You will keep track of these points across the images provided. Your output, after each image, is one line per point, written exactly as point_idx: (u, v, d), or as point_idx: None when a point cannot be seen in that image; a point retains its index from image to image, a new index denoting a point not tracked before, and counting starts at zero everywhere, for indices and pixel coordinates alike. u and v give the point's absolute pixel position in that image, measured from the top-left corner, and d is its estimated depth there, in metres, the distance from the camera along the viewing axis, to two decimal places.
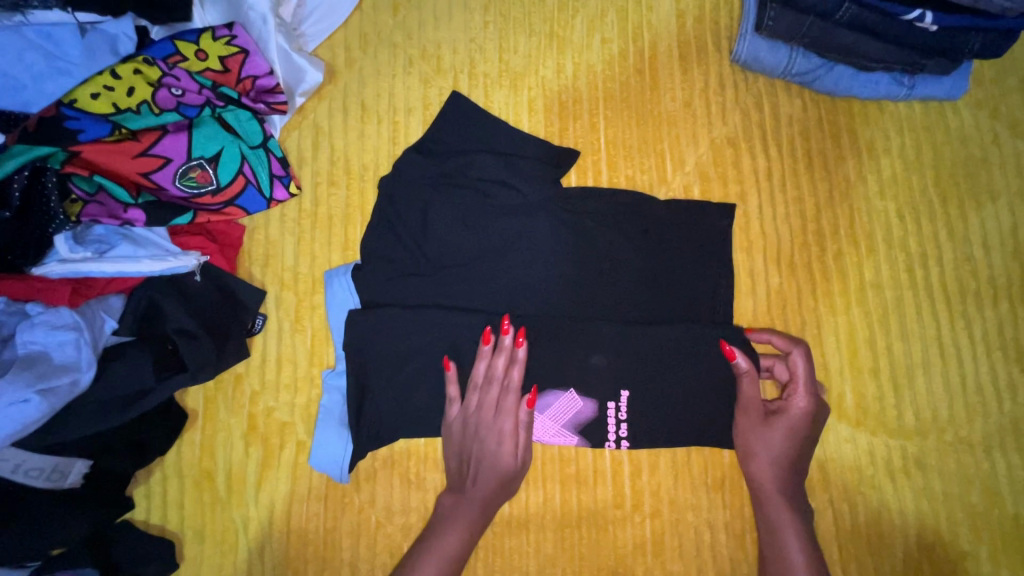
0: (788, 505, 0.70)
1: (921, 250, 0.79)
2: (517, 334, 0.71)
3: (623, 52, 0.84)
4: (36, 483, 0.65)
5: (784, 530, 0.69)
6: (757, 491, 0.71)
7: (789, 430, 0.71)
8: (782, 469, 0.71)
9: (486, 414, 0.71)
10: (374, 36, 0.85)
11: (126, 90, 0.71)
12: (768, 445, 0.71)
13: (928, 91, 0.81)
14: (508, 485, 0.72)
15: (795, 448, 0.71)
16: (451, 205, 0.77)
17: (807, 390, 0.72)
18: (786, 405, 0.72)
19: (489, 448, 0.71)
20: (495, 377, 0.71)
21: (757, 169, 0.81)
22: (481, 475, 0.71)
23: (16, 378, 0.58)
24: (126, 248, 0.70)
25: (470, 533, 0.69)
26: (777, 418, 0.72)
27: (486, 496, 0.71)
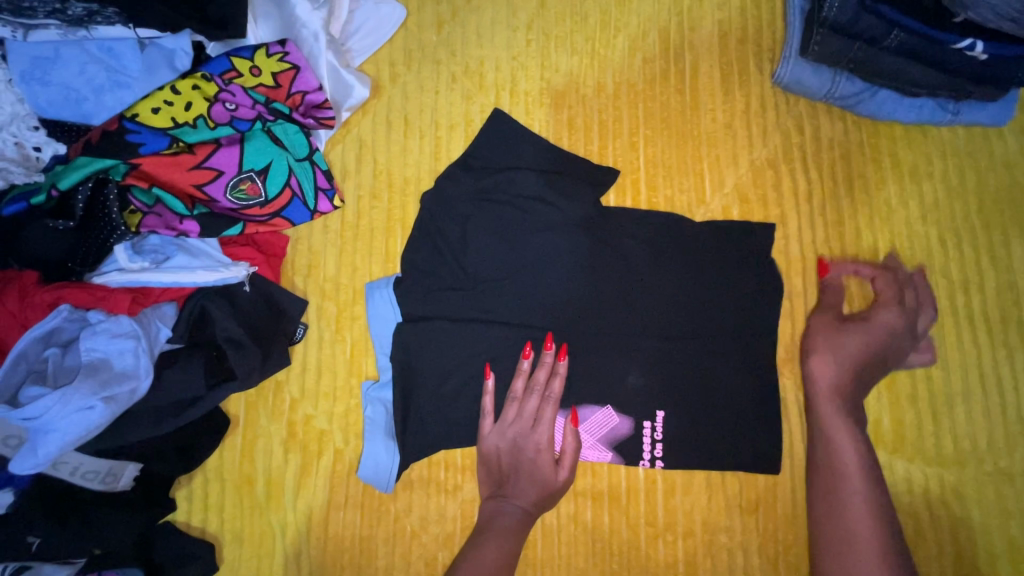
0: (843, 410, 0.71)
1: (962, 277, 0.79)
2: (559, 347, 0.75)
3: (664, 72, 0.85)
4: (92, 486, 0.68)
5: (839, 444, 0.70)
6: (840, 346, 0.73)
7: (869, 335, 0.73)
8: (846, 374, 0.72)
9: (525, 426, 0.73)
10: (418, 52, 0.86)
11: (184, 104, 0.74)
12: (838, 346, 0.73)
13: (973, 117, 0.80)
14: (547, 500, 0.72)
15: (877, 359, 0.73)
16: (496, 222, 0.78)
17: (894, 305, 0.75)
18: (870, 316, 0.75)
19: (525, 458, 0.73)
20: (535, 390, 0.73)
21: (797, 192, 0.81)
22: (519, 487, 0.72)
23: (80, 385, 0.61)
24: (181, 258, 0.71)
25: (510, 544, 0.69)
26: (860, 325, 0.74)
27: (528, 504, 0.71)
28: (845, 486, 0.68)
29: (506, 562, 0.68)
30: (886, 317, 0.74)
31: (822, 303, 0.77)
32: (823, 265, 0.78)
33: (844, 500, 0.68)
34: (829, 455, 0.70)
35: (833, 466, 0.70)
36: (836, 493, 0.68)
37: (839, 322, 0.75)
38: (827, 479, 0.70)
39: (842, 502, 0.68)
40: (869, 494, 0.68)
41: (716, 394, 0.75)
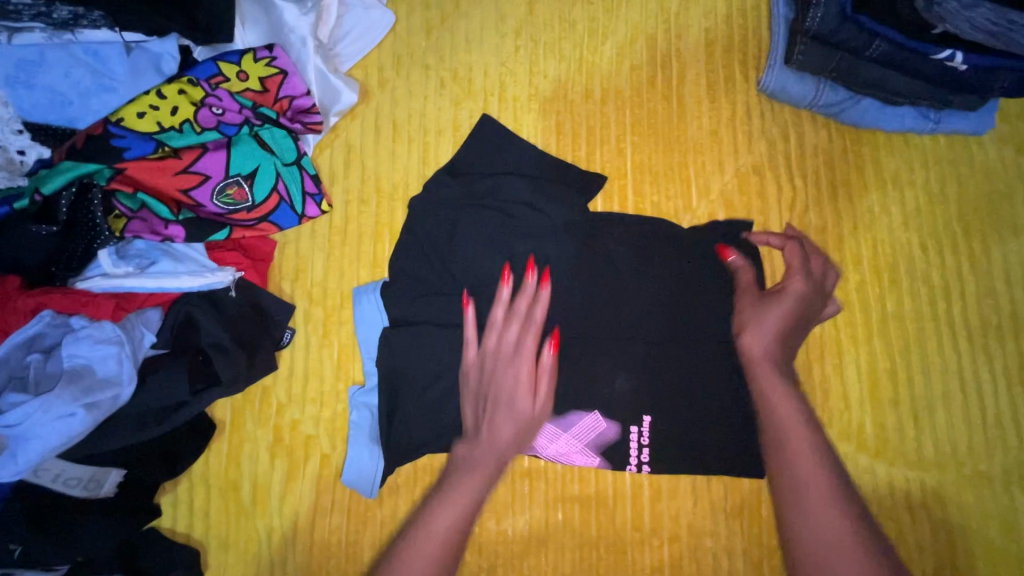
0: (778, 373, 0.71)
1: (942, 282, 0.80)
2: (541, 271, 0.77)
3: (651, 79, 0.85)
4: (71, 492, 0.67)
5: (777, 400, 0.69)
6: (751, 319, 0.74)
7: (793, 303, 0.74)
8: (774, 343, 0.73)
9: (504, 354, 0.74)
10: (407, 57, 0.87)
11: (170, 109, 0.73)
12: (763, 320, 0.74)
13: (953, 126, 0.82)
14: (523, 434, 0.74)
15: (793, 327, 0.74)
16: (483, 226, 0.78)
17: (803, 272, 0.76)
18: (784, 287, 0.75)
19: (505, 386, 0.73)
20: (517, 316, 0.76)
21: (782, 199, 0.82)
22: (497, 421, 0.73)
23: (62, 392, 0.60)
24: (166, 263, 0.71)
25: (479, 487, 0.70)
26: (778, 297, 0.75)
27: (502, 447, 0.72)
28: (788, 442, 0.66)
29: (467, 515, 0.67)
30: (798, 286, 0.75)
31: (740, 284, 0.77)
32: (723, 251, 0.77)
33: (795, 457, 0.64)
34: (767, 414, 0.69)
35: (777, 424, 0.68)
36: (783, 448, 0.66)
37: (761, 296, 0.75)
38: (773, 439, 0.67)
39: (790, 451, 0.65)
40: (811, 445, 0.65)
41: (702, 400, 0.76)
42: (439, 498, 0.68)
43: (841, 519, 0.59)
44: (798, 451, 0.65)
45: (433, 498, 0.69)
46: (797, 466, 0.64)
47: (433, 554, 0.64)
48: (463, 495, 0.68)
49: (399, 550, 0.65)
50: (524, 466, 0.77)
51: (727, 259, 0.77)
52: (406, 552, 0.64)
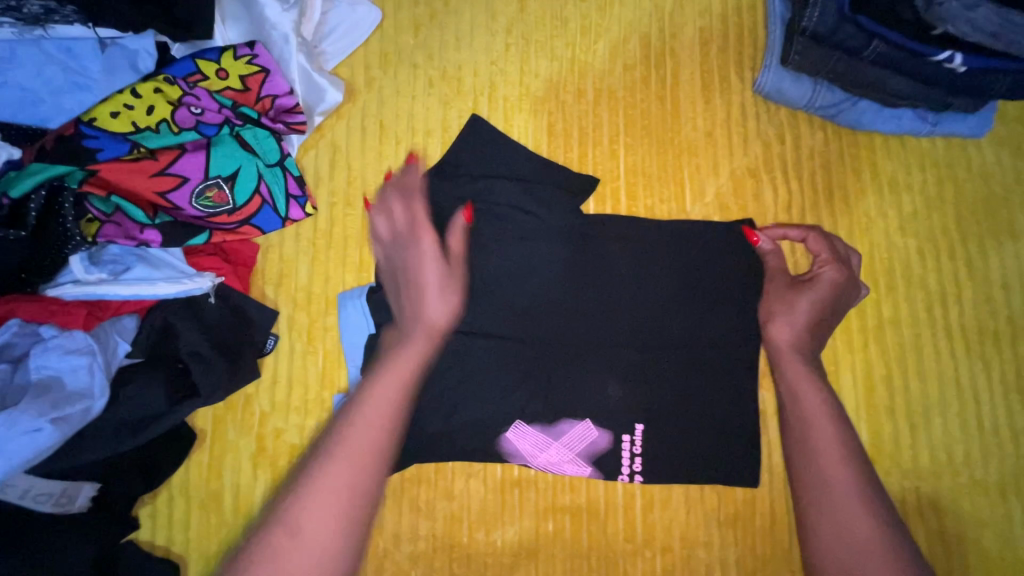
0: (806, 364, 0.64)
1: (940, 288, 0.78)
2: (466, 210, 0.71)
3: (645, 78, 0.83)
4: (43, 508, 0.64)
5: (804, 388, 0.62)
6: (780, 308, 0.69)
7: (823, 293, 0.69)
8: (804, 334, 0.67)
9: (405, 219, 0.66)
10: (395, 55, 0.84)
11: (146, 109, 0.71)
12: (792, 309, 0.68)
13: (952, 129, 0.80)
14: (451, 292, 0.62)
15: (821, 318, 0.69)
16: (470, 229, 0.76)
17: (835, 259, 0.71)
18: (818, 273, 0.70)
19: (416, 258, 0.63)
20: (399, 188, 0.68)
21: (778, 202, 0.80)
22: (425, 288, 0.62)
23: (29, 406, 0.58)
24: (141, 269, 0.68)
25: (420, 350, 0.58)
26: (808, 286, 0.70)
27: (435, 312, 0.61)
28: (812, 438, 0.58)
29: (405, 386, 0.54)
30: (833, 273, 0.70)
31: (769, 269, 0.73)
32: (750, 233, 0.74)
33: (818, 450, 0.57)
34: (791, 404, 0.61)
35: (800, 416, 0.60)
36: (805, 445, 0.58)
37: (790, 284, 0.71)
38: (797, 435, 0.59)
39: (815, 447, 0.57)
40: (836, 440, 0.57)
41: (697, 408, 0.74)
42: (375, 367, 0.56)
43: (871, 524, 0.52)
44: (821, 449, 0.57)
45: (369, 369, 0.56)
46: (823, 468, 0.56)
47: (371, 435, 0.50)
48: (406, 357, 0.56)
49: (339, 427, 0.51)
50: (514, 475, 0.75)
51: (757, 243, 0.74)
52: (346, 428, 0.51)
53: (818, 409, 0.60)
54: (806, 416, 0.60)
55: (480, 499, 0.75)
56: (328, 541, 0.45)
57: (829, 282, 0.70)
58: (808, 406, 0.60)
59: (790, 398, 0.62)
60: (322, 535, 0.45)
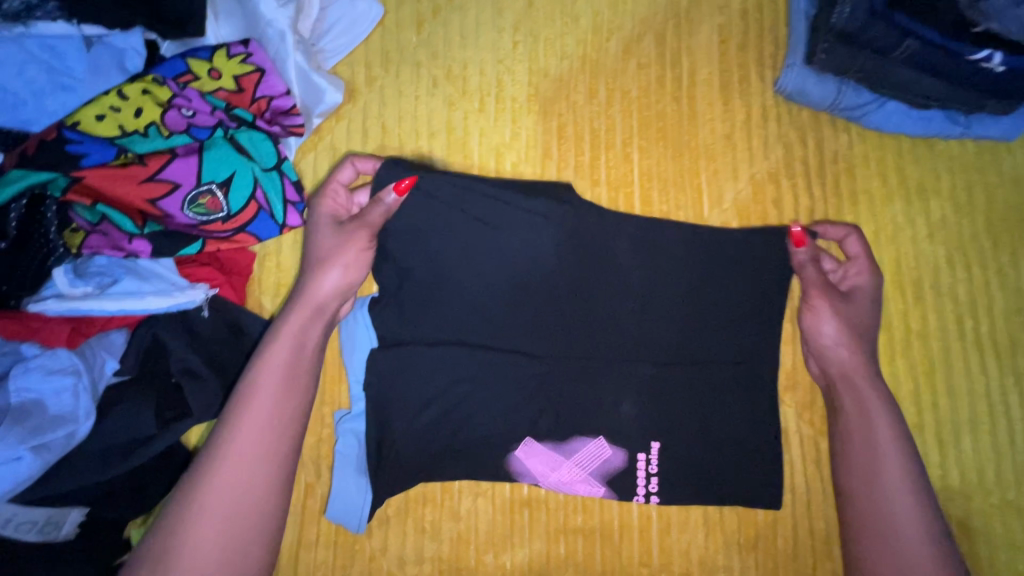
0: (875, 390, 0.67)
1: (970, 299, 0.75)
2: (399, 182, 0.66)
3: (660, 78, 0.79)
4: (27, 538, 0.59)
5: (873, 417, 0.65)
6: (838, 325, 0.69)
7: (864, 304, 0.70)
8: (865, 351, 0.68)
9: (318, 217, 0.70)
10: (397, 54, 0.80)
11: (133, 111, 0.66)
12: (851, 326, 0.69)
13: (985, 131, 0.76)
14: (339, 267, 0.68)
15: (870, 327, 0.70)
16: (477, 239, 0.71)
17: (868, 269, 0.71)
18: (851, 285, 0.71)
19: (325, 245, 0.68)
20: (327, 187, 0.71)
21: (799, 209, 0.76)
22: (320, 267, 0.67)
23: (7, 433, 0.54)
24: (130, 282, 0.64)
25: (299, 334, 0.65)
26: (848, 300, 0.70)
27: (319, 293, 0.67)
28: (880, 468, 0.63)
29: (282, 378, 0.62)
30: (867, 283, 0.71)
31: (810, 277, 0.69)
32: (801, 237, 0.68)
33: (881, 481, 0.63)
34: (859, 431, 0.66)
35: (870, 449, 0.64)
36: (871, 479, 0.63)
37: (836, 296, 0.70)
38: (864, 470, 0.64)
39: (879, 475, 0.63)
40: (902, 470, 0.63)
41: (717, 426, 0.70)
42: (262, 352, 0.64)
43: (935, 559, 0.59)
44: (886, 476, 0.63)
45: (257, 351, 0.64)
46: (883, 495, 0.62)
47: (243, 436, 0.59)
48: (284, 346, 0.64)
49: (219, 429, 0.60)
50: (524, 495, 0.72)
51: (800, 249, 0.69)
52: (238, 426, 0.59)
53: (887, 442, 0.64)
54: (874, 445, 0.64)
55: (489, 520, 0.72)
56: (214, 527, 0.55)
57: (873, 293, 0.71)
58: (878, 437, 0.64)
59: (859, 425, 0.66)
60: (226, 525, 0.56)
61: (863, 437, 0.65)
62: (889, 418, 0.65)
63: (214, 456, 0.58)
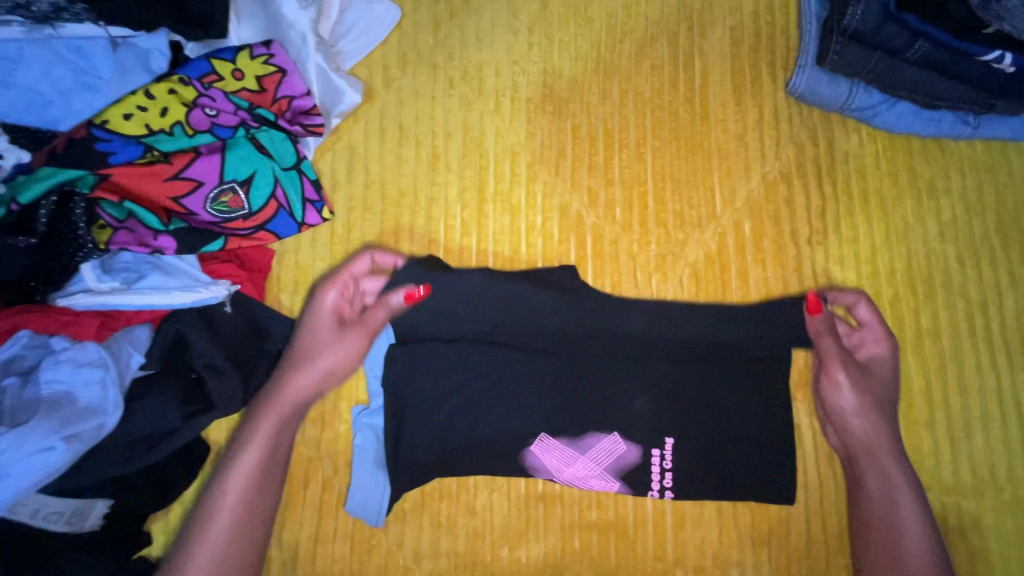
0: (895, 454, 0.69)
1: (981, 298, 0.75)
2: (411, 291, 0.70)
3: (673, 79, 0.81)
4: (55, 527, 0.61)
5: (894, 479, 0.68)
6: (856, 399, 0.70)
7: (878, 374, 0.72)
8: (881, 421, 0.70)
9: (317, 308, 0.71)
10: (414, 55, 0.81)
11: (159, 110, 0.68)
12: (866, 396, 0.70)
13: (993, 131, 0.77)
14: (323, 372, 0.69)
15: (883, 400, 0.71)
16: (485, 275, 0.72)
17: (882, 339, 0.72)
18: (867, 355, 0.72)
19: (318, 341, 0.70)
20: (334, 279, 0.72)
21: (811, 208, 0.77)
22: (303, 368, 0.68)
23: (40, 423, 0.55)
24: (156, 278, 0.65)
25: (272, 436, 0.67)
26: (863, 373, 0.71)
27: (297, 395, 0.68)
28: (901, 526, 0.67)
29: (255, 480, 0.65)
30: (882, 354, 0.72)
31: (821, 350, 0.71)
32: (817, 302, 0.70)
33: (903, 537, 0.66)
34: (881, 492, 0.68)
35: (890, 504, 0.67)
36: (893, 536, 0.67)
37: (851, 367, 0.71)
38: (885, 527, 0.67)
39: (900, 531, 0.66)
40: (920, 530, 0.67)
41: (731, 422, 0.71)
42: (238, 455, 0.65)
43: None
44: (906, 531, 0.66)
45: (233, 451, 0.66)
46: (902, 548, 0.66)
47: (213, 539, 0.62)
48: (256, 450, 0.66)
49: (192, 528, 0.63)
50: (539, 490, 0.73)
51: (815, 317, 0.70)
52: (206, 528, 0.63)
53: (907, 506, 0.67)
54: (896, 508, 0.67)
55: (503, 515, 0.72)
56: None
57: (887, 366, 0.72)
58: (900, 501, 0.67)
59: (881, 489, 0.68)
60: None
61: (885, 499, 0.68)
62: (907, 483, 0.68)
63: (185, 556, 0.62)
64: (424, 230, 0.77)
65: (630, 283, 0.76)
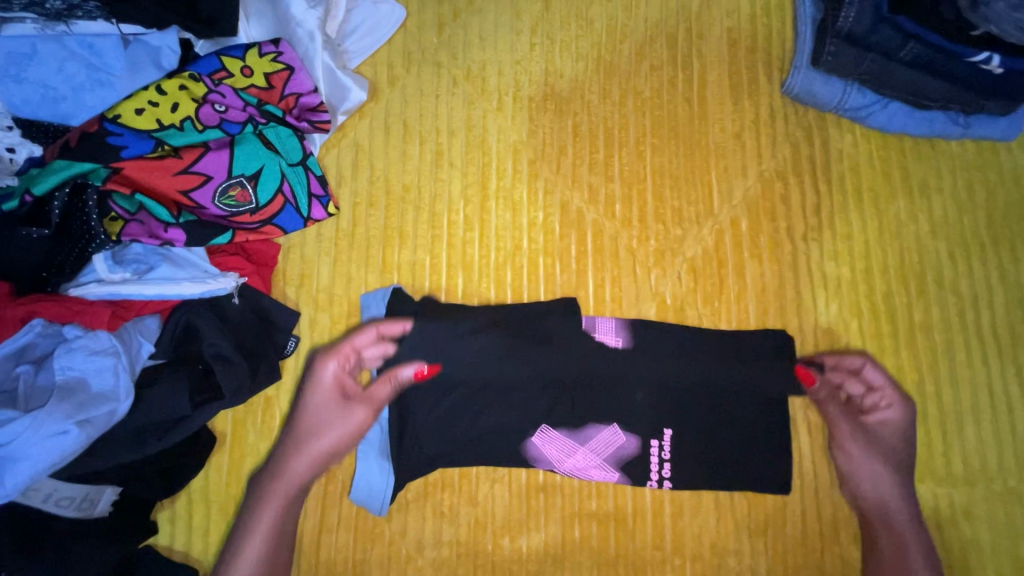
0: (907, 516, 0.71)
1: (972, 293, 0.77)
2: (418, 369, 0.72)
3: (671, 79, 0.82)
4: (66, 513, 0.62)
5: (905, 539, 0.70)
6: (864, 462, 0.72)
7: (890, 439, 0.73)
8: (893, 485, 0.72)
9: (322, 382, 0.73)
10: (418, 54, 0.83)
11: (170, 105, 0.69)
12: (877, 461, 0.72)
13: (983, 130, 0.79)
14: (331, 450, 0.72)
15: (894, 463, 0.72)
16: (495, 309, 0.75)
17: (893, 405, 0.74)
18: (881, 418, 0.73)
19: (322, 419, 0.72)
20: (338, 352, 0.73)
21: (806, 206, 0.79)
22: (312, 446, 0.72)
23: (54, 408, 0.56)
24: (166, 269, 0.66)
25: (283, 513, 0.70)
26: (873, 437, 0.73)
27: (304, 473, 0.72)
28: None
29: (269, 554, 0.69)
30: (895, 419, 0.73)
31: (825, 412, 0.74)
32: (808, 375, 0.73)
33: None
34: (893, 551, 0.70)
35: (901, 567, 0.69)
36: None
37: (858, 432, 0.73)
38: None
39: None
40: None
41: (726, 414, 0.73)
42: (253, 530, 0.69)
43: None
44: None
45: (249, 526, 0.70)
46: None
47: None
48: (268, 529, 0.69)
49: None
50: (539, 481, 0.74)
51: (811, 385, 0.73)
52: None
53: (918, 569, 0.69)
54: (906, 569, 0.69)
55: (505, 505, 0.73)
56: None
57: (899, 431, 0.73)
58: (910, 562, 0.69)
59: (892, 548, 0.70)
60: None
61: (896, 557, 0.69)
62: (917, 545, 0.70)
63: None
64: (428, 225, 0.79)
65: (629, 278, 0.77)
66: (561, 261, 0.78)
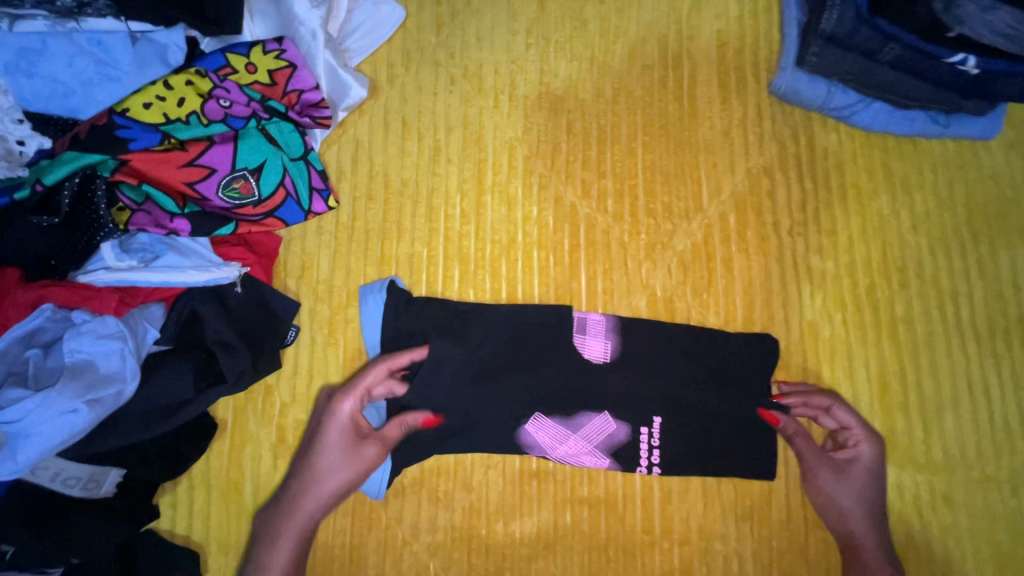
0: (881, 555, 0.71)
1: (952, 287, 0.80)
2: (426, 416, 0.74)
3: (662, 79, 0.85)
4: (71, 492, 0.64)
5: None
6: (835, 499, 0.73)
7: (860, 475, 0.73)
8: (865, 523, 0.72)
9: (333, 425, 0.71)
10: (417, 54, 0.86)
11: (176, 100, 0.72)
12: (848, 499, 0.72)
13: (962, 130, 0.82)
14: (336, 494, 0.70)
15: (867, 500, 0.73)
16: (492, 320, 0.77)
17: (862, 442, 0.74)
18: (852, 456, 0.74)
19: (331, 465, 0.70)
20: (351, 392, 0.72)
21: (792, 201, 0.82)
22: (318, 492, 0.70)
23: (64, 388, 0.58)
24: (172, 257, 0.69)
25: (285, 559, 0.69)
26: (842, 474, 0.73)
27: (310, 518, 0.70)
28: None
29: None
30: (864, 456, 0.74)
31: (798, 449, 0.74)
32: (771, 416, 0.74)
33: None
34: None
35: None
36: None
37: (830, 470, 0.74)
38: None
39: None
40: None
41: (712, 402, 0.76)
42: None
43: None
44: None
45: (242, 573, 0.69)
46: None
47: None
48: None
49: None
50: (533, 467, 0.76)
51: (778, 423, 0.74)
52: None
53: None
54: None
55: (499, 491, 0.75)
56: None
57: (869, 467, 0.73)
58: None
59: None
60: None
61: None
62: None
63: None
64: (425, 218, 0.81)
65: (621, 271, 0.80)
66: (554, 254, 0.80)
